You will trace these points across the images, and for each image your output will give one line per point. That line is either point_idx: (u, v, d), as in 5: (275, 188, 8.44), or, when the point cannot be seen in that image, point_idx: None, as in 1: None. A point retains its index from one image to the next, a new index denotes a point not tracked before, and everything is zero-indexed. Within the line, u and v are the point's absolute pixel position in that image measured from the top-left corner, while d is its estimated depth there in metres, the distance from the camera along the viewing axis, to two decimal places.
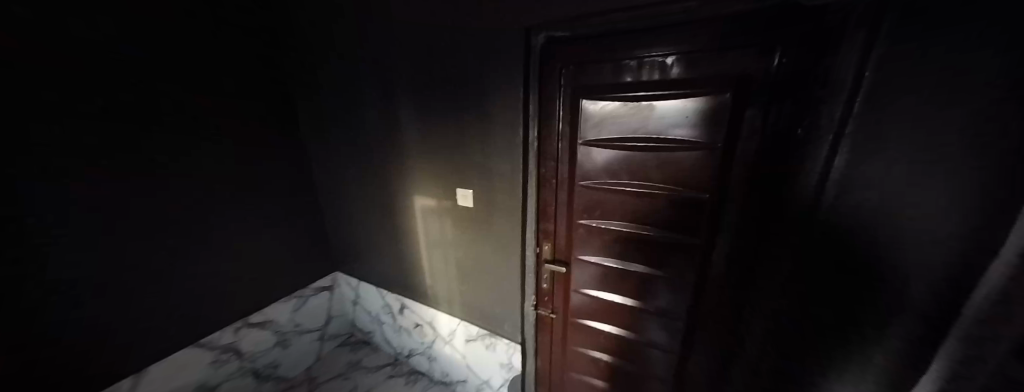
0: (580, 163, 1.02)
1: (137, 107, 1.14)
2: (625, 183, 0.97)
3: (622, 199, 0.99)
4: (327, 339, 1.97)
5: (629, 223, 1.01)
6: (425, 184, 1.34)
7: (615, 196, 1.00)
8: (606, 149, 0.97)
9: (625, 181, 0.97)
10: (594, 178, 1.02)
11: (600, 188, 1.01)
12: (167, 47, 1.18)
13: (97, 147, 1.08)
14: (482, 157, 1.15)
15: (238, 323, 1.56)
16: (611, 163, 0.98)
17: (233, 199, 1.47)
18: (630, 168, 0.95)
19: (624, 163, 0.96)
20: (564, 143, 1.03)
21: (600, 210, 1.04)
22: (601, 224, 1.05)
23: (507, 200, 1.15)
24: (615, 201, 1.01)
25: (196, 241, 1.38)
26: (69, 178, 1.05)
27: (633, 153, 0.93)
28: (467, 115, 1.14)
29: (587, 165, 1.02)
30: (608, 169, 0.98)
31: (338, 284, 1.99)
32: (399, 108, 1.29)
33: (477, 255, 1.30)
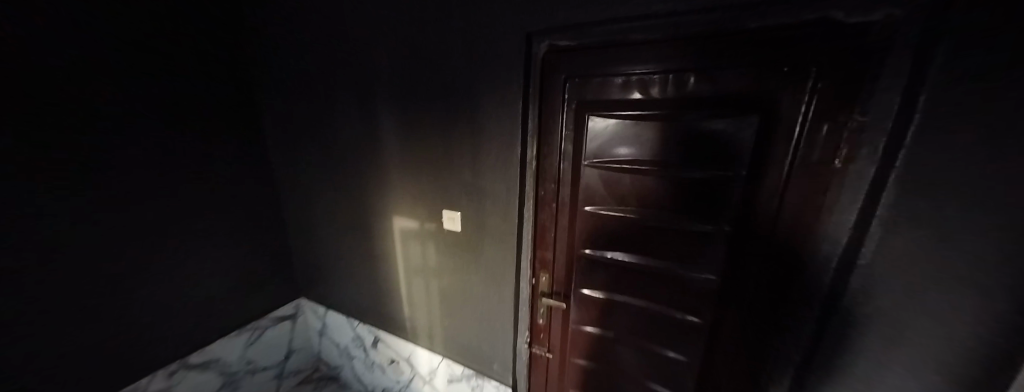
0: (583, 187, 0.92)
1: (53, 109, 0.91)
2: (637, 213, 0.87)
3: (630, 229, 0.90)
4: (286, 376, 1.72)
5: (638, 254, 0.91)
6: (406, 204, 1.19)
7: (623, 225, 0.91)
8: (614, 172, 0.87)
9: (636, 210, 0.87)
10: (599, 205, 0.92)
11: (606, 216, 0.91)
12: (97, 37, 0.97)
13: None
14: (472, 176, 1.02)
15: (174, 366, 1.31)
16: (618, 189, 0.88)
17: (179, 220, 1.25)
18: (642, 195, 0.86)
19: (634, 190, 0.86)
20: (568, 165, 0.92)
21: (605, 239, 0.94)
22: (606, 255, 0.95)
23: (499, 225, 1.02)
24: (624, 231, 0.91)
25: (123, 271, 1.14)
26: None
27: (644, 179, 0.84)
28: (457, 129, 1.01)
29: (592, 190, 0.91)
30: (617, 195, 0.89)
31: (302, 312, 1.76)
32: (380, 119, 1.14)
33: (463, 286, 1.15)
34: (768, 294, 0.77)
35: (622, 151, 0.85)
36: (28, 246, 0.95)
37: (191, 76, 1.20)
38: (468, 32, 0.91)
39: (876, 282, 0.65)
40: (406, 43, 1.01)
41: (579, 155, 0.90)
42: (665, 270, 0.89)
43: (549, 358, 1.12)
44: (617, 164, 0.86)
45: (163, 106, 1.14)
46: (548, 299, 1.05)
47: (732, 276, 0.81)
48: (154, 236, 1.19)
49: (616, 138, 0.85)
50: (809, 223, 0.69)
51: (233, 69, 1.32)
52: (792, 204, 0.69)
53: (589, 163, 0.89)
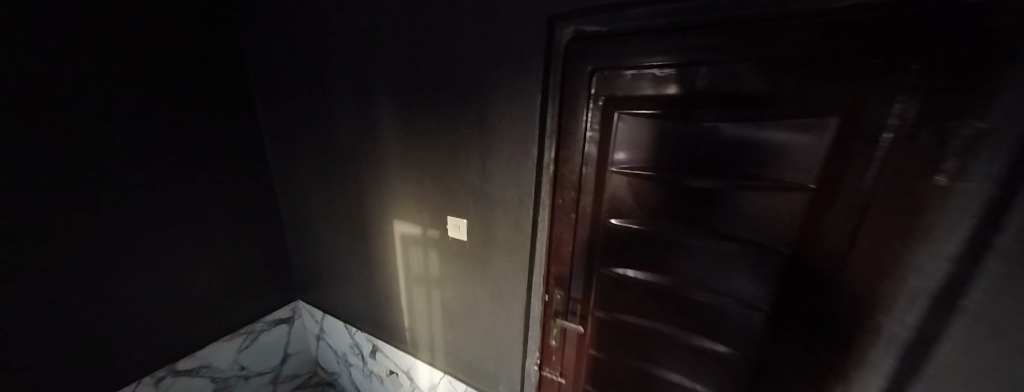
0: (607, 196, 0.81)
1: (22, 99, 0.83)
2: (671, 229, 0.76)
3: (662, 245, 0.79)
4: (281, 382, 1.65)
5: (669, 274, 0.80)
6: (408, 208, 1.08)
7: (653, 241, 0.79)
8: (645, 181, 0.76)
9: (670, 224, 0.76)
10: (626, 217, 0.80)
11: (634, 229, 0.80)
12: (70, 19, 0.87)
13: None
14: (480, 179, 0.91)
15: (161, 372, 1.24)
16: (650, 200, 0.77)
17: (165, 220, 1.14)
18: (677, 209, 0.74)
19: (667, 202, 0.75)
20: (591, 171, 0.80)
21: (631, 256, 0.83)
22: (630, 273, 0.84)
23: (508, 236, 0.90)
24: (654, 248, 0.80)
25: (102, 277, 1.03)
26: None
27: (682, 190, 0.72)
28: (465, 127, 0.90)
29: (618, 200, 0.80)
30: (648, 207, 0.77)
31: (300, 315, 1.68)
32: (384, 116, 1.03)
33: (468, 299, 1.05)
34: (826, 331, 0.66)
35: (655, 156, 0.74)
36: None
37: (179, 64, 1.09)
38: (482, 16, 0.79)
39: (993, 335, 0.50)
40: (409, 27, 0.89)
41: (605, 160, 0.78)
42: (701, 295, 0.78)
43: (561, 383, 1.01)
44: (649, 172, 0.75)
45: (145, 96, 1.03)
46: (561, 318, 0.94)
47: (783, 305, 0.70)
48: (139, 238, 1.09)
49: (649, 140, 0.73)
50: (892, 253, 0.56)
51: (227, 56, 1.20)
52: (871, 229, 0.57)
53: (615, 170, 0.78)
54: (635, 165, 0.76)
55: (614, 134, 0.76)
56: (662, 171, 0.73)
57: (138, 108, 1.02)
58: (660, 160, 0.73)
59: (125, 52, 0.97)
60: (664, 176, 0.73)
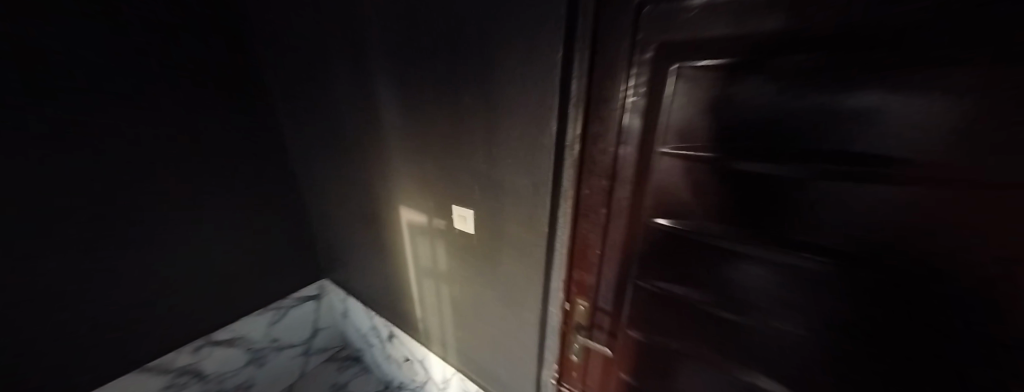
0: (650, 187, 0.60)
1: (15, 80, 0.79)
2: (744, 241, 0.53)
3: (728, 262, 0.56)
4: (313, 354, 1.72)
5: (735, 298, 0.57)
6: (413, 193, 0.95)
7: (713, 254, 0.57)
8: (708, 168, 0.52)
9: (744, 236, 0.52)
10: (675, 217, 0.59)
11: (687, 235, 0.59)
12: None
13: None
14: (487, 162, 0.74)
15: (199, 342, 1.31)
16: (713, 196, 0.53)
17: (184, 203, 1.13)
18: (758, 215, 0.49)
19: (742, 204, 0.51)
20: (630, 152, 0.59)
21: (680, 268, 0.62)
22: (677, 289, 0.64)
23: (521, 233, 0.73)
24: (714, 263, 0.57)
25: (129, 255, 1.06)
26: None
27: (768, 187, 0.47)
28: (469, 97, 0.72)
29: (667, 193, 0.58)
30: (710, 207, 0.54)
31: (327, 293, 1.68)
32: (386, 86, 0.88)
33: (477, 299, 0.92)
34: None
35: (727, 135, 0.49)
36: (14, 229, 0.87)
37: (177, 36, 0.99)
38: None
39: None
40: None
41: (651, 138, 0.56)
42: (784, 330, 0.54)
43: None
44: (716, 157, 0.51)
45: (145, 75, 0.95)
46: (585, 332, 0.78)
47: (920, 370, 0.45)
48: (160, 221, 1.09)
49: (718, 111, 0.48)
50: None
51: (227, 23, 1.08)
52: None
53: (664, 151, 0.56)
54: (694, 145, 0.53)
55: (665, 101, 0.53)
56: (737, 156, 0.49)
57: (138, 87, 0.95)
58: (736, 141, 0.48)
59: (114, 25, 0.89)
60: (740, 165, 0.49)
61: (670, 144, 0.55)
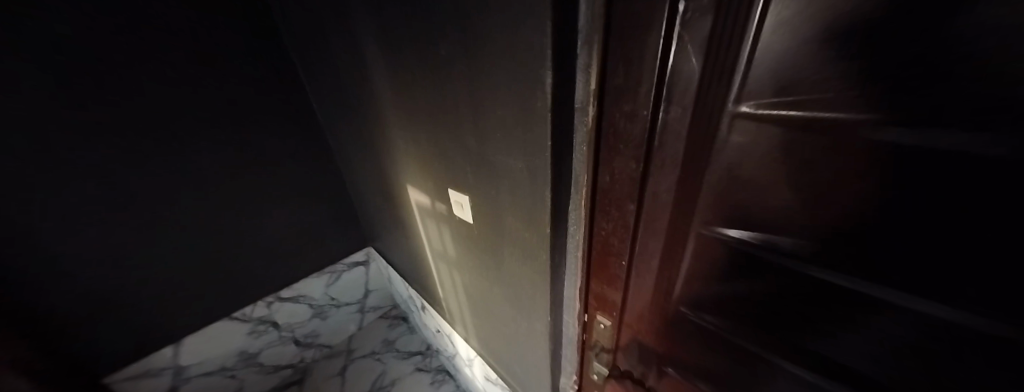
0: (711, 174, 0.36)
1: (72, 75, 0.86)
2: (898, 278, 0.28)
3: (852, 305, 0.32)
4: (367, 311, 1.88)
5: (835, 355, 0.36)
6: (415, 173, 0.83)
7: (822, 288, 0.34)
8: (825, 148, 0.28)
9: (898, 270, 0.28)
10: (755, 222, 0.36)
11: (768, 254, 0.36)
12: None
13: (49, 127, 0.88)
14: (476, 139, 0.56)
15: (270, 298, 1.50)
16: (839, 197, 0.29)
17: (227, 180, 1.19)
18: (949, 242, 0.25)
19: (912, 217, 0.25)
20: (682, 117, 0.35)
21: (755, 299, 0.40)
22: (739, 326, 0.43)
23: (522, 232, 0.56)
24: (824, 303, 0.34)
25: (198, 228, 1.20)
26: (38, 168, 0.90)
27: (1000, 194, 0.21)
28: (443, 47, 0.52)
29: (739, 187, 0.35)
30: (827, 214, 0.30)
31: (374, 259, 1.77)
32: (371, 42, 0.71)
33: (488, 295, 0.80)
34: None
35: (906, 75, 0.22)
36: (98, 205, 1.01)
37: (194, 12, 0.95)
38: None
39: None
40: None
41: (720, 88, 0.31)
42: None
43: None
44: (860, 124, 0.25)
45: (170, 57, 0.96)
46: (610, 350, 0.62)
47: None
48: (216, 197, 1.19)
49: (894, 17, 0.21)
50: None
51: None
52: None
53: (744, 111, 0.31)
54: (810, 101, 0.27)
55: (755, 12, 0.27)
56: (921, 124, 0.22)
57: (167, 70, 0.97)
58: (929, 87, 0.21)
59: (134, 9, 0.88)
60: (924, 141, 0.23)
61: (758, 99, 0.30)
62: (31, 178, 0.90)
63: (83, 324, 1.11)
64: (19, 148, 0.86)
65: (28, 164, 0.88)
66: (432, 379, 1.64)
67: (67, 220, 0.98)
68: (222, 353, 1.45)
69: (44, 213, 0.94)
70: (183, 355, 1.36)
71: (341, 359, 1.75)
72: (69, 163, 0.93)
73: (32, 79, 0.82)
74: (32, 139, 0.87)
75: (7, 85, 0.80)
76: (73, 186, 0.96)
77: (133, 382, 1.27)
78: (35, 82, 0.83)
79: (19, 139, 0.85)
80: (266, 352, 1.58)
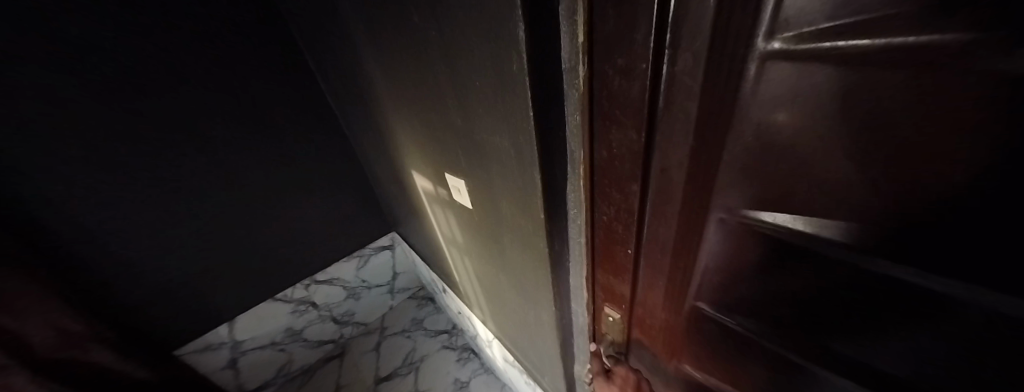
0: (733, 141, 0.29)
1: (104, 84, 0.92)
2: (968, 266, 0.22)
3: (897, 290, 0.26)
4: (397, 292, 1.97)
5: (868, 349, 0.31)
6: (416, 157, 0.79)
7: (864, 276, 0.27)
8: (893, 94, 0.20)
9: (975, 257, 0.21)
10: (791, 196, 0.29)
11: (796, 238, 0.31)
12: None
13: (93, 134, 0.95)
14: (462, 117, 0.50)
15: (307, 281, 1.61)
16: (914, 163, 0.21)
17: (253, 173, 1.25)
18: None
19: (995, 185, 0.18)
20: (694, 69, 0.27)
21: (786, 286, 0.34)
22: (766, 315, 0.37)
23: (517, 217, 0.51)
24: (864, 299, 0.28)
25: (236, 219, 1.29)
26: (93, 171, 0.99)
27: None
28: (416, 12, 0.45)
29: (768, 155, 0.28)
30: (890, 185, 0.23)
31: (399, 243, 1.82)
32: (354, 17, 0.65)
33: (495, 281, 0.76)
34: None
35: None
36: (147, 202, 1.10)
37: (201, 10, 0.95)
38: None
39: None
40: None
41: (743, 21, 0.23)
42: None
43: None
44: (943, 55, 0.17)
45: (185, 59, 0.98)
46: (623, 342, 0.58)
47: None
48: (246, 190, 1.26)
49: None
50: None
51: None
52: None
53: (777, 49, 0.23)
54: (878, 23, 0.18)
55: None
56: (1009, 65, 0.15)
57: (185, 72, 1.00)
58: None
59: (145, 13, 0.89)
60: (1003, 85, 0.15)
61: (802, 30, 0.21)
62: (88, 181, 0.99)
63: (151, 302, 1.26)
64: (72, 155, 0.95)
65: (83, 168, 0.97)
66: (458, 356, 1.71)
67: (124, 216, 1.09)
68: (271, 329, 1.60)
69: (101, 209, 1.04)
70: (238, 331, 1.51)
71: (376, 336, 1.87)
72: (117, 166, 1.02)
73: (69, 90, 0.88)
74: (82, 146, 0.95)
75: (46, 94, 0.86)
76: (120, 184, 1.04)
77: (200, 354, 1.44)
78: (75, 93, 0.89)
79: (68, 143, 0.93)
80: (309, 329, 1.72)
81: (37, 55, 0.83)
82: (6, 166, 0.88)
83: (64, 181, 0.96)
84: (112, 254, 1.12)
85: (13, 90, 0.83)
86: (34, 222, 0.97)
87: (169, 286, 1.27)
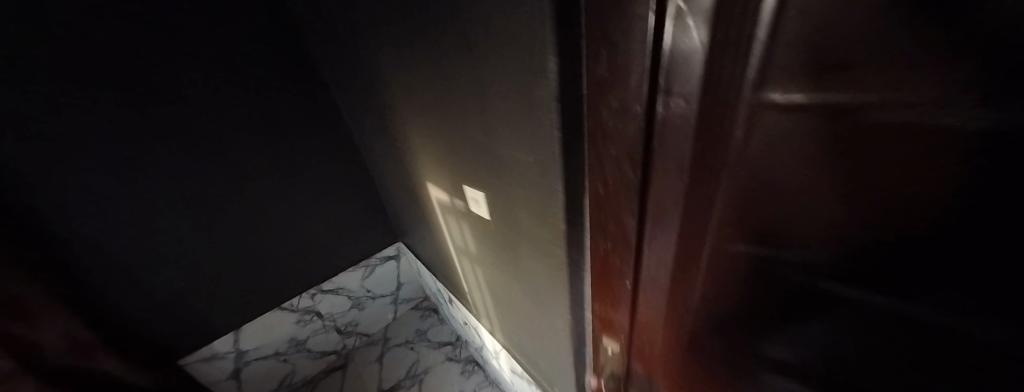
0: (727, 177, 0.32)
1: (136, 99, 0.98)
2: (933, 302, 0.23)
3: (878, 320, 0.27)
4: (401, 303, 1.97)
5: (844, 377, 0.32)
6: (432, 169, 0.83)
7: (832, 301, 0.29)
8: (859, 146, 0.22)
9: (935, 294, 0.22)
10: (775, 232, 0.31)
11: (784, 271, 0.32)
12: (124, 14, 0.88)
13: (122, 145, 1.01)
14: (485, 134, 0.54)
15: (313, 290, 1.62)
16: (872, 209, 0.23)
17: (266, 180, 1.29)
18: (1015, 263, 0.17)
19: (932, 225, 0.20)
20: (685, 111, 0.31)
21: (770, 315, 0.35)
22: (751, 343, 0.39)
23: (536, 228, 0.54)
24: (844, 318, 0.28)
25: (249, 227, 1.32)
26: (119, 179, 1.04)
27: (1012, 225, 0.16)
28: (446, 37, 0.49)
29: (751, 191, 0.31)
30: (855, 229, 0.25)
31: (404, 253, 1.83)
32: (378, 37, 0.70)
33: (508, 291, 0.79)
34: None
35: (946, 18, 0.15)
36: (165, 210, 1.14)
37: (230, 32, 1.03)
38: None
39: None
40: None
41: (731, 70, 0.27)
42: None
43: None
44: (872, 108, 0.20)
45: (212, 76, 1.05)
46: (621, 364, 0.61)
47: None
48: (260, 199, 1.30)
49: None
50: None
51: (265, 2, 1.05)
52: None
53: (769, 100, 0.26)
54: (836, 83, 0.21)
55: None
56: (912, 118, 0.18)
57: (211, 88, 1.06)
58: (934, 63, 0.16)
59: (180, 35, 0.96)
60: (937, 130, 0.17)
61: (784, 83, 0.24)
62: (112, 188, 1.04)
63: (152, 312, 1.25)
64: (101, 164, 1.00)
65: (109, 176, 1.02)
66: (462, 369, 1.70)
67: (142, 224, 1.12)
68: (276, 339, 1.60)
69: (118, 213, 1.08)
70: (243, 340, 1.51)
71: (379, 347, 1.87)
72: (141, 174, 1.07)
73: (105, 104, 0.95)
74: (111, 155, 1.00)
75: (76, 102, 0.91)
76: (138, 189, 1.08)
77: (204, 364, 1.44)
78: (110, 107, 0.96)
79: (98, 153, 0.98)
80: (313, 339, 1.72)
81: (78, 72, 0.89)
82: (41, 174, 0.94)
83: (90, 188, 1.01)
84: (123, 260, 1.14)
85: (55, 105, 0.89)
86: (39, 224, 0.98)
87: (178, 294, 1.28)
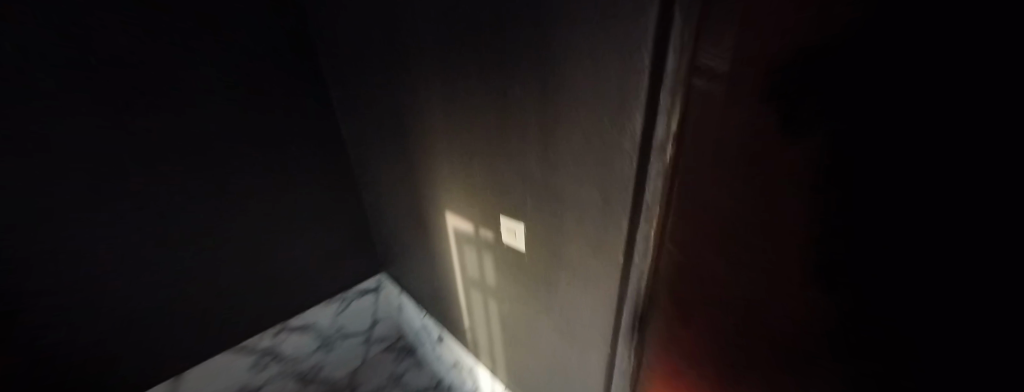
0: None
1: (123, 111, 0.91)
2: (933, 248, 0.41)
3: None
4: (373, 342, 1.79)
5: None
6: (458, 199, 0.85)
7: None
8: None
9: None
10: None
11: None
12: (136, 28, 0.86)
13: (92, 158, 0.91)
14: (540, 169, 0.59)
15: (277, 327, 1.44)
16: None
17: (255, 200, 1.20)
18: None
19: None
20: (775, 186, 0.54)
21: None
22: None
23: (585, 259, 0.58)
24: None
25: (219, 253, 1.19)
26: (76, 193, 0.92)
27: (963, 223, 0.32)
28: (519, 82, 0.55)
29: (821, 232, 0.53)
30: None
31: (385, 286, 1.70)
32: (428, 72, 0.74)
33: (530, 322, 0.80)
34: None
35: None
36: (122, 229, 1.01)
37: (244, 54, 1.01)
38: None
39: None
40: None
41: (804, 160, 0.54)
42: None
43: None
44: None
45: (213, 93, 1.01)
46: None
47: None
48: (238, 222, 1.19)
49: (907, 50, 0.20)
50: None
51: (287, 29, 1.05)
52: None
53: None
54: None
55: None
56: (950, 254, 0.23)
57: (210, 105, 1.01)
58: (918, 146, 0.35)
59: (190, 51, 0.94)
60: None
61: None
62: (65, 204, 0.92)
63: (93, 339, 1.09)
64: (61, 176, 0.89)
65: (64, 190, 0.91)
66: None
67: (87, 243, 0.98)
68: (222, 386, 1.37)
69: (67, 229, 0.94)
70: (182, 385, 1.30)
71: None
72: (106, 190, 0.96)
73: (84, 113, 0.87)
74: (75, 168, 0.90)
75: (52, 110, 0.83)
76: (105, 200, 0.96)
77: None
78: (90, 117, 0.88)
79: (59, 163, 0.88)
80: (267, 386, 1.50)
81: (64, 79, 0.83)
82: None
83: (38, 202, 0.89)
84: (67, 278, 0.99)
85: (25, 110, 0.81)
86: None
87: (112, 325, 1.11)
